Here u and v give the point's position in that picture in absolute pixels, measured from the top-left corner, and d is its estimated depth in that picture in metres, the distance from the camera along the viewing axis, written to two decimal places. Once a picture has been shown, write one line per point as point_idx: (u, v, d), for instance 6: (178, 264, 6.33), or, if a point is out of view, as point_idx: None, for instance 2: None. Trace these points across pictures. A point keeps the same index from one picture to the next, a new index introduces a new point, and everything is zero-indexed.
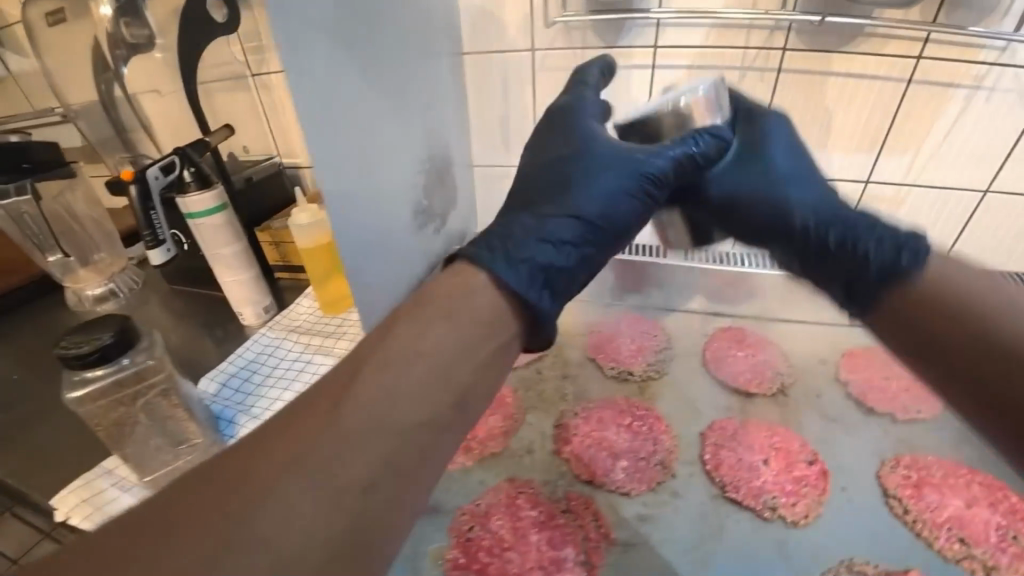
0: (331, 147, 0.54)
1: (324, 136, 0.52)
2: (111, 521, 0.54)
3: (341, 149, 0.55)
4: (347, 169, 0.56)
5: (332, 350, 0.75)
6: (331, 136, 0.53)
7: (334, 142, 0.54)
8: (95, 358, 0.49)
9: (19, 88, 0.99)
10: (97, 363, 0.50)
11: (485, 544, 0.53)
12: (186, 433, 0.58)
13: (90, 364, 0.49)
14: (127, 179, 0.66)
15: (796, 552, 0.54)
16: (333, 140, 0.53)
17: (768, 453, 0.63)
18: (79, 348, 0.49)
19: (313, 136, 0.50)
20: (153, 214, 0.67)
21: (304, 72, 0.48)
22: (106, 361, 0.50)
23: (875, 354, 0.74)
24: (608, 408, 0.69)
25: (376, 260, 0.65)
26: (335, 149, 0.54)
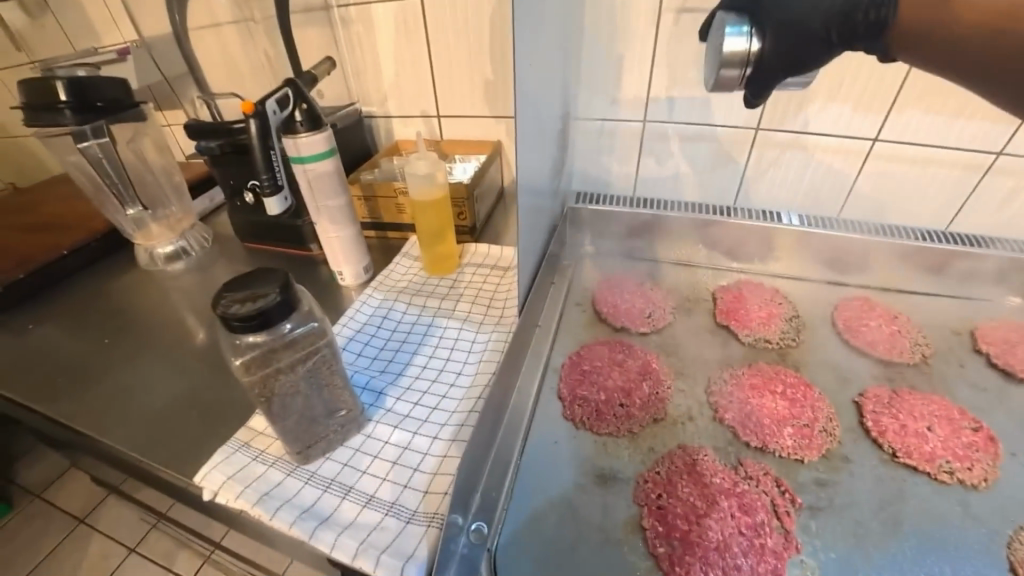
0: (519, 89, 0.49)
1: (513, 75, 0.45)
2: (271, 498, 0.49)
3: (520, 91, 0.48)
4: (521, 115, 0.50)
5: (454, 313, 0.70)
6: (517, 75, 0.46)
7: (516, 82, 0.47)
8: (260, 321, 0.42)
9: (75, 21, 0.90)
10: (259, 326, 0.43)
11: (679, 511, 0.50)
12: (340, 401, 0.52)
13: (252, 327, 0.43)
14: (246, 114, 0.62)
15: (984, 515, 0.53)
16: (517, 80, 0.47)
17: (931, 420, 0.61)
18: (241, 308, 0.42)
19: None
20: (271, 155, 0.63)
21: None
22: (269, 325, 0.43)
23: (1011, 324, 0.73)
24: (757, 375, 0.66)
25: (528, 217, 0.60)
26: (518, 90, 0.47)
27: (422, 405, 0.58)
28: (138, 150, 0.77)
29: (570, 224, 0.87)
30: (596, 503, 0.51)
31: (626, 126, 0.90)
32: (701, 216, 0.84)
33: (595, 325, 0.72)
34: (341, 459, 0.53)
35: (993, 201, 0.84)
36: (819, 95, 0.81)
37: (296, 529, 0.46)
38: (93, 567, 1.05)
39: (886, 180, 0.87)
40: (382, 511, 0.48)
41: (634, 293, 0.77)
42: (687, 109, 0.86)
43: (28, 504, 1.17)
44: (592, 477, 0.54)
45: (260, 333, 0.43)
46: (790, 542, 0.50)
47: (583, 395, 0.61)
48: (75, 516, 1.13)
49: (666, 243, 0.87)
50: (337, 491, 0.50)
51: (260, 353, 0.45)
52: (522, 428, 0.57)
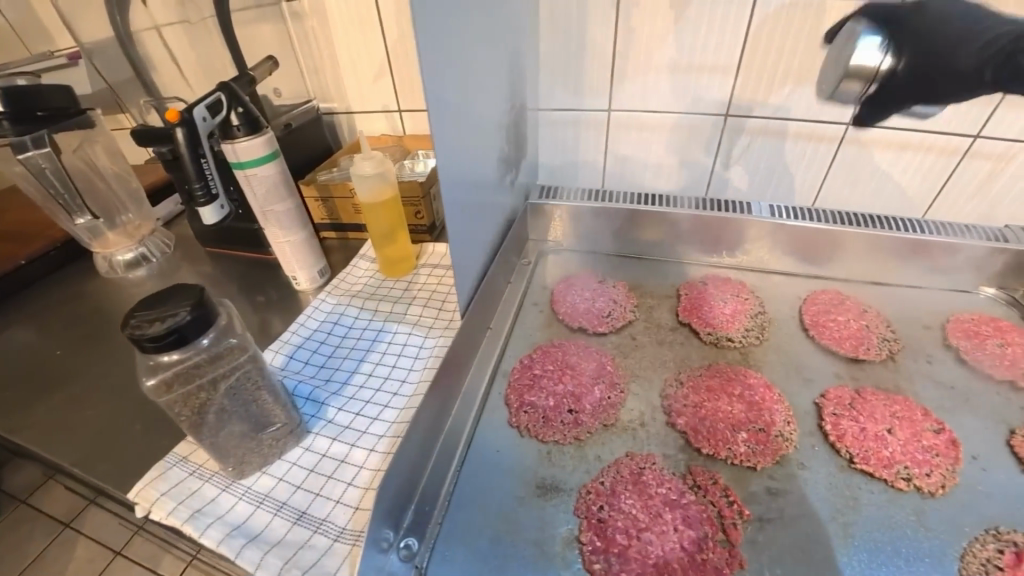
0: (442, 84, 0.46)
1: (433, 70, 0.44)
2: (205, 514, 0.48)
3: (444, 83, 0.46)
4: (451, 110, 0.48)
5: (405, 317, 0.69)
6: (437, 68, 0.45)
7: (441, 77, 0.45)
8: (173, 339, 0.41)
9: (23, 23, 0.87)
10: (174, 345, 0.42)
11: (619, 524, 0.48)
12: (272, 416, 0.51)
13: (165, 346, 0.41)
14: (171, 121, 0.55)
15: (938, 524, 0.51)
16: (440, 76, 0.45)
17: (891, 422, 0.59)
18: (152, 327, 0.41)
19: (426, 69, 0.42)
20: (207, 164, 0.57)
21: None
22: (184, 342, 0.42)
23: (985, 318, 0.71)
24: (715, 376, 0.64)
25: (468, 215, 0.57)
26: (440, 85, 0.45)
27: (362, 416, 0.57)
28: (89, 157, 0.75)
29: (533, 218, 0.84)
30: (533, 516, 0.50)
31: (592, 115, 0.86)
32: (669, 208, 0.81)
33: (552, 326, 0.70)
34: (277, 473, 0.52)
35: (970, 187, 0.81)
36: (791, 78, 0.78)
37: (223, 548, 0.46)
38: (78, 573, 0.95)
39: (862, 166, 0.84)
40: (311, 528, 0.48)
41: (595, 291, 0.74)
42: (654, 96, 0.83)
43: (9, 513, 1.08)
44: (532, 489, 0.52)
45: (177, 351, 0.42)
46: (734, 557, 0.47)
47: (531, 401, 0.59)
48: (58, 520, 1.03)
49: (634, 237, 0.84)
50: (270, 506, 0.50)
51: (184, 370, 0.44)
52: (463, 437, 0.57)
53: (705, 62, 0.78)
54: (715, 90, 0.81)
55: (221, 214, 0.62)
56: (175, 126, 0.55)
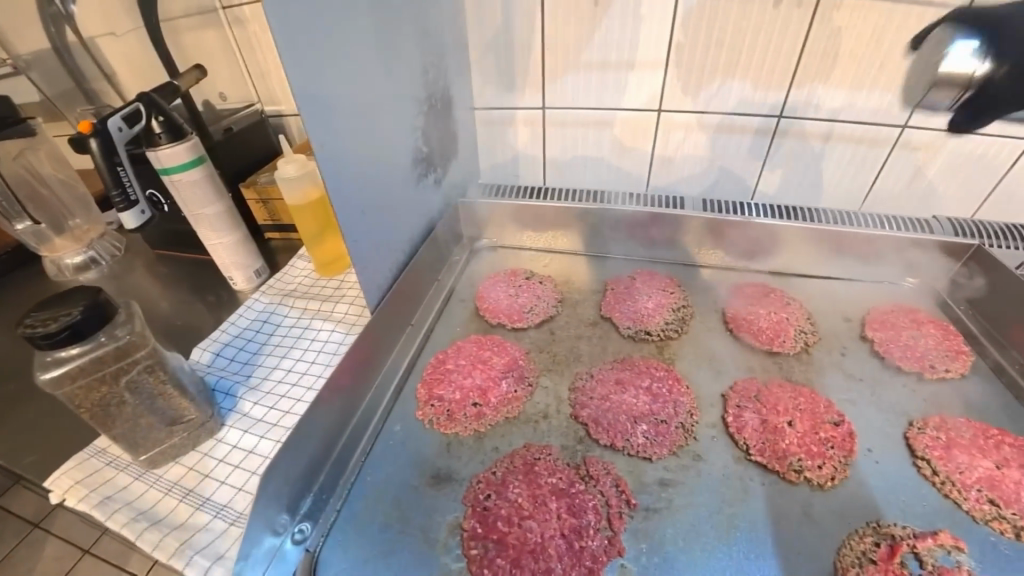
0: (317, 95, 0.49)
1: (307, 80, 0.47)
2: (113, 501, 0.51)
3: (319, 94, 0.48)
4: (334, 116, 0.51)
5: (331, 315, 0.71)
6: (313, 78, 0.48)
7: (317, 85, 0.48)
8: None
9: None
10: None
11: (502, 513, 0.50)
12: (181, 410, 0.54)
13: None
14: (85, 133, 0.57)
15: (823, 515, 0.52)
16: (319, 85, 0.48)
17: (793, 415, 0.60)
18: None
19: (295, 83, 0.45)
20: (122, 171, 0.59)
21: (284, 5, 0.42)
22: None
23: (903, 312, 0.73)
24: (625, 369, 0.64)
25: (370, 216, 0.60)
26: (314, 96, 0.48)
27: (275, 408, 0.59)
28: (32, 166, 0.78)
29: (469, 215, 0.86)
30: (425, 504, 0.52)
31: (527, 112, 0.87)
32: (599, 204, 0.83)
33: (474, 322, 0.72)
34: (188, 463, 0.55)
35: (903, 178, 0.82)
36: (719, 73, 0.78)
37: (125, 530, 0.48)
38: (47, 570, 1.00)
39: (796, 159, 0.84)
40: (212, 513, 0.50)
41: (520, 288, 0.75)
42: (586, 92, 0.83)
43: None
44: (427, 478, 0.55)
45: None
46: (613, 545, 0.48)
47: (439, 395, 0.62)
48: (29, 520, 1.07)
49: (569, 233, 0.86)
50: (176, 493, 0.52)
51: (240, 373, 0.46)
52: (370, 429, 0.60)
53: (634, 58, 0.79)
54: (646, 85, 0.81)
55: (143, 219, 0.64)
56: (89, 137, 0.57)
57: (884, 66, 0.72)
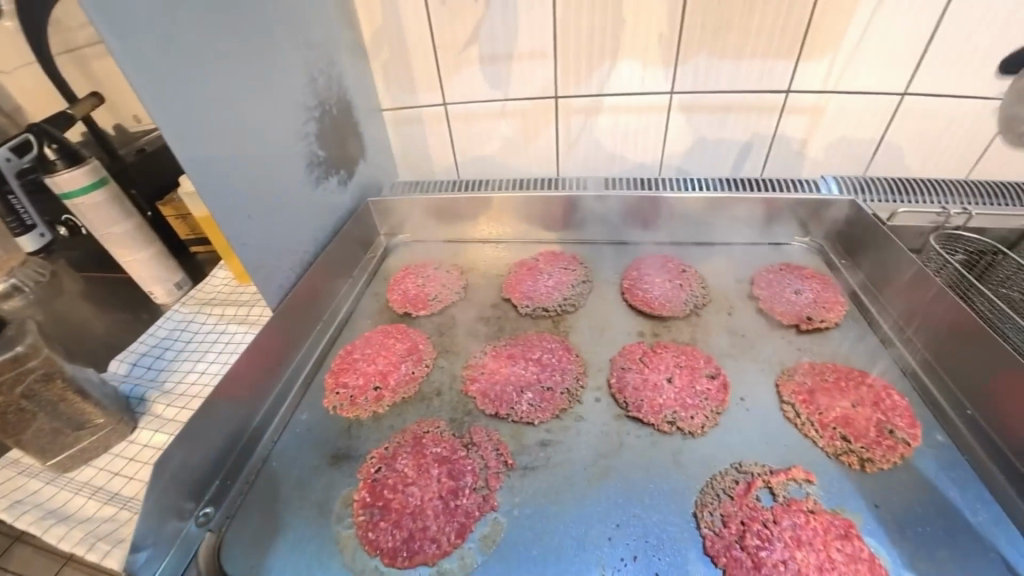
0: (184, 114, 0.52)
1: (169, 106, 0.50)
2: (22, 504, 0.54)
3: (184, 115, 0.52)
4: (208, 134, 0.55)
5: (246, 318, 0.75)
6: (176, 102, 0.51)
7: (182, 108, 0.52)
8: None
9: None
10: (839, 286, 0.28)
11: (389, 482, 0.54)
12: (86, 414, 0.57)
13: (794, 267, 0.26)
14: None
15: (689, 460, 0.57)
16: (182, 106, 0.52)
17: (673, 372, 0.64)
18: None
19: (156, 109, 0.49)
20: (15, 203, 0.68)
21: (133, 40, 0.46)
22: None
23: (790, 268, 0.77)
24: (518, 344, 0.68)
25: (263, 222, 0.64)
26: (179, 119, 0.51)
27: (187, 408, 0.63)
28: None
29: (383, 213, 0.89)
30: (322, 482, 0.56)
31: (430, 110, 0.91)
32: (506, 192, 0.87)
33: (383, 313, 0.76)
34: (100, 464, 0.59)
35: (794, 142, 0.86)
36: (607, 55, 0.81)
37: (34, 527, 0.52)
38: None
39: (693, 132, 0.88)
40: (118, 505, 0.54)
41: (428, 278, 0.79)
42: (487, 84, 0.87)
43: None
44: (326, 459, 0.58)
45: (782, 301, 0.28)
46: (487, 501, 0.53)
47: (345, 382, 0.65)
48: None
49: (482, 222, 0.90)
50: (86, 491, 0.56)
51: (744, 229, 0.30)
52: (277, 420, 0.63)
53: (524, 50, 0.82)
54: (539, 74, 0.85)
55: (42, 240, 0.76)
56: None
57: (757, 36, 0.76)
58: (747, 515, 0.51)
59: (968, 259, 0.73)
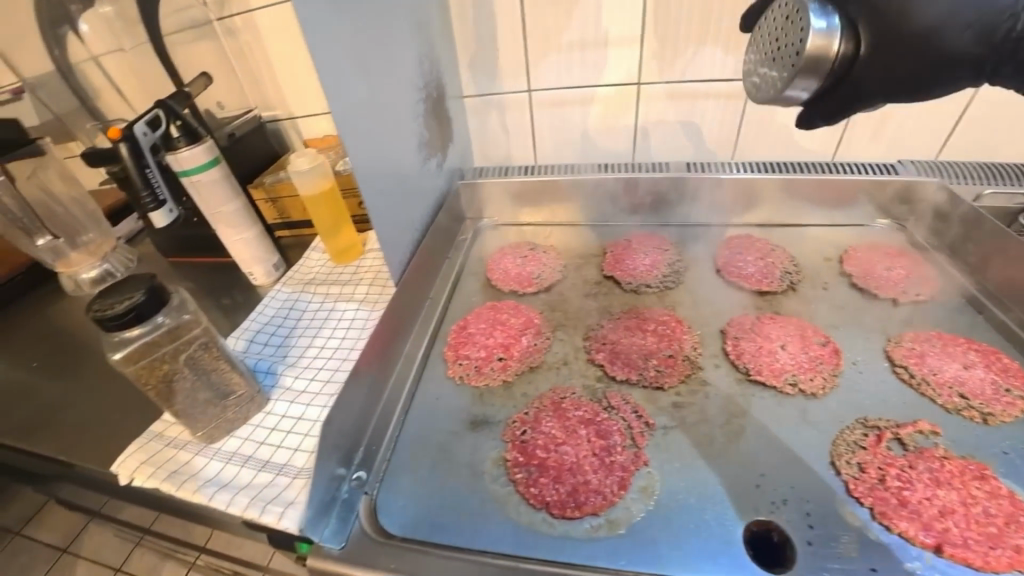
0: (339, 80, 0.53)
1: (329, 78, 0.52)
2: (179, 474, 0.55)
3: (341, 82, 0.54)
4: (354, 107, 0.56)
5: (353, 296, 0.76)
6: (335, 68, 0.53)
7: (338, 75, 0.53)
8: (846, 89, 0.45)
9: None
10: (832, 72, 0.44)
11: (540, 443, 0.57)
12: (232, 384, 0.59)
13: (803, 73, 0.43)
14: (113, 138, 0.63)
15: (817, 417, 0.60)
16: (339, 72, 0.53)
17: (785, 339, 0.67)
18: (793, 19, 0.42)
19: (322, 72, 0.50)
20: (149, 173, 0.65)
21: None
22: (858, 93, 0.45)
23: (877, 246, 0.80)
24: (631, 317, 0.72)
25: (389, 196, 0.65)
26: (338, 85, 0.53)
27: (315, 380, 0.64)
28: (44, 183, 0.80)
29: (470, 197, 0.92)
30: (468, 445, 0.58)
31: (515, 96, 0.93)
32: (590, 175, 0.89)
33: (488, 291, 0.78)
34: (242, 434, 0.60)
35: (868, 130, 0.88)
36: (693, 43, 0.83)
37: (198, 494, 0.53)
38: None
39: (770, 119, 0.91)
40: (274, 471, 0.55)
41: (527, 258, 0.81)
42: (571, 71, 0.89)
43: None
44: (466, 424, 0.60)
45: (828, 103, 0.47)
46: (639, 456, 0.56)
47: (466, 354, 0.67)
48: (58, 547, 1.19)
49: (566, 205, 0.92)
50: (237, 461, 0.57)
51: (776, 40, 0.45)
52: (405, 391, 0.64)
53: (612, 37, 0.85)
54: (625, 61, 0.87)
55: (170, 216, 0.71)
56: (118, 142, 0.62)
57: None
58: (883, 462, 0.54)
59: None
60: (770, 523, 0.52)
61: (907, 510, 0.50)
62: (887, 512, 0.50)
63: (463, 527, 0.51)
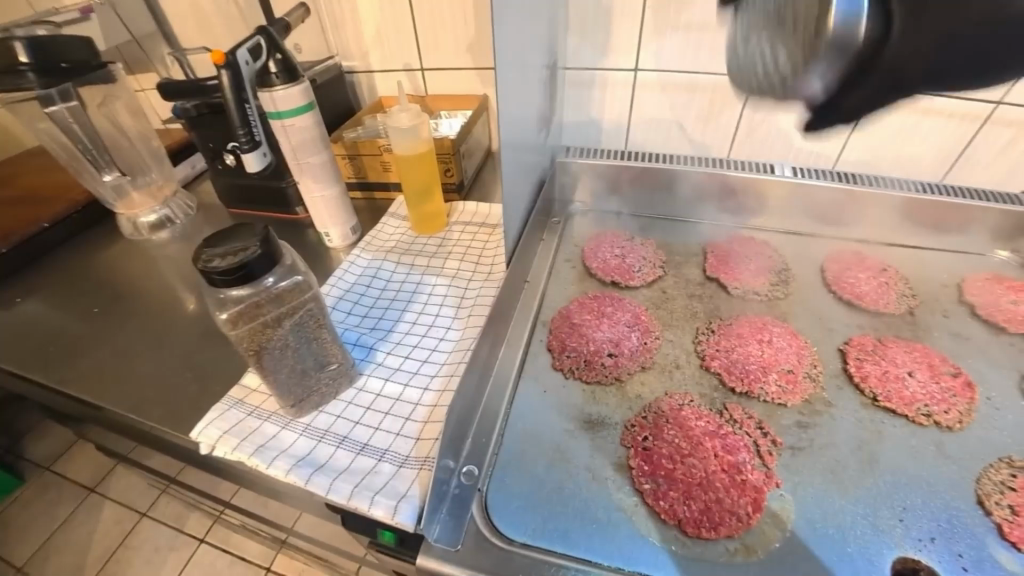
0: (502, 35, 0.48)
1: (497, 33, 0.47)
2: (268, 450, 0.50)
3: (502, 39, 0.48)
4: (507, 69, 0.51)
5: (442, 270, 0.70)
6: (502, 22, 0.47)
7: (503, 30, 0.48)
8: (879, 77, 0.27)
9: None
10: (858, 53, 0.27)
11: (664, 452, 0.52)
12: (329, 355, 0.53)
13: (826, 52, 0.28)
14: (217, 63, 0.58)
15: (956, 453, 0.55)
16: (504, 29, 0.48)
17: (912, 366, 0.63)
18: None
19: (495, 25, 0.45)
20: (248, 108, 0.61)
21: None
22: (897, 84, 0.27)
23: (1000, 277, 0.75)
24: (744, 325, 0.66)
25: (514, 168, 0.59)
26: (501, 39, 0.48)
27: (412, 358, 0.59)
28: (112, 115, 0.78)
29: (558, 178, 0.86)
30: (584, 446, 0.53)
31: (616, 74, 0.87)
32: (691, 168, 0.83)
33: (584, 280, 0.72)
34: (334, 411, 0.54)
35: (992, 153, 0.83)
36: None
37: (292, 475, 0.47)
38: (108, 529, 1.22)
39: (884, 129, 0.85)
40: (375, 457, 0.49)
41: (624, 249, 0.76)
42: (681, 52, 0.82)
43: (38, 476, 1.35)
44: (579, 423, 0.55)
45: (862, 92, 0.28)
46: (771, 478, 0.52)
47: (573, 346, 0.62)
48: (85, 486, 1.31)
49: (659, 197, 0.86)
50: (331, 440, 0.51)
51: (762, 15, 0.31)
52: (510, 380, 0.59)
53: None
54: None
55: (264, 160, 0.67)
56: (221, 69, 0.58)
57: None
58: None
59: None
60: (919, 563, 0.47)
61: None
62: None
63: (590, 538, 0.46)
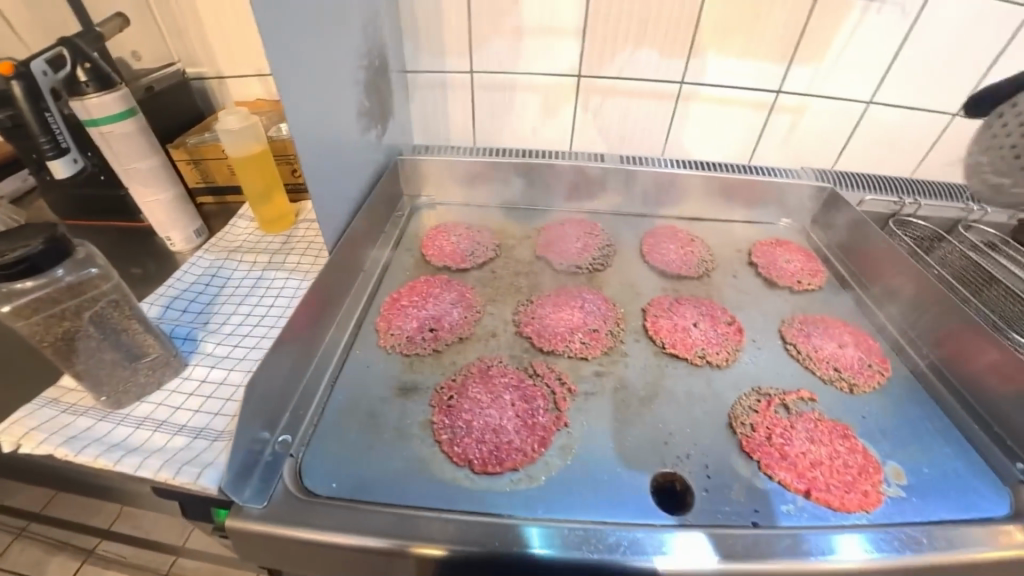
0: (284, 51, 0.53)
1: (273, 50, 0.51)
2: (78, 440, 0.51)
3: (285, 54, 0.53)
4: (298, 79, 0.56)
5: (283, 264, 0.74)
6: (284, 41, 0.53)
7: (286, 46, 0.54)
8: None
9: None
10: None
11: (465, 406, 0.59)
12: (145, 346, 0.56)
13: None
14: (5, 74, 0.60)
15: (719, 385, 0.67)
16: (291, 48, 0.54)
17: (697, 318, 0.74)
18: None
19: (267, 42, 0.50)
20: (48, 116, 0.63)
21: None
22: None
23: (780, 242, 0.89)
24: (560, 295, 0.75)
25: (326, 167, 0.65)
26: (284, 54, 0.53)
27: (240, 346, 0.62)
28: None
29: (406, 174, 0.92)
30: (396, 410, 0.59)
31: (455, 76, 0.94)
32: (529, 159, 0.91)
33: (421, 266, 0.78)
34: (156, 400, 0.56)
35: (779, 135, 0.99)
36: (627, 42, 0.88)
37: (101, 459, 0.49)
38: None
39: (694, 120, 0.98)
40: (190, 435, 0.52)
41: (460, 236, 0.83)
42: (511, 55, 0.91)
43: None
44: (395, 390, 0.61)
45: None
46: (560, 418, 0.60)
47: (397, 325, 0.68)
48: None
49: (505, 188, 0.94)
50: (149, 426, 0.53)
51: None
52: (336, 358, 0.64)
53: (552, 26, 0.87)
54: (566, 52, 0.90)
55: (76, 167, 0.68)
56: (10, 79, 0.60)
57: (761, 38, 0.86)
58: (771, 423, 0.62)
59: (917, 240, 0.90)
60: (674, 475, 0.57)
61: (786, 461, 0.58)
62: (770, 464, 0.58)
63: (390, 486, 0.52)
